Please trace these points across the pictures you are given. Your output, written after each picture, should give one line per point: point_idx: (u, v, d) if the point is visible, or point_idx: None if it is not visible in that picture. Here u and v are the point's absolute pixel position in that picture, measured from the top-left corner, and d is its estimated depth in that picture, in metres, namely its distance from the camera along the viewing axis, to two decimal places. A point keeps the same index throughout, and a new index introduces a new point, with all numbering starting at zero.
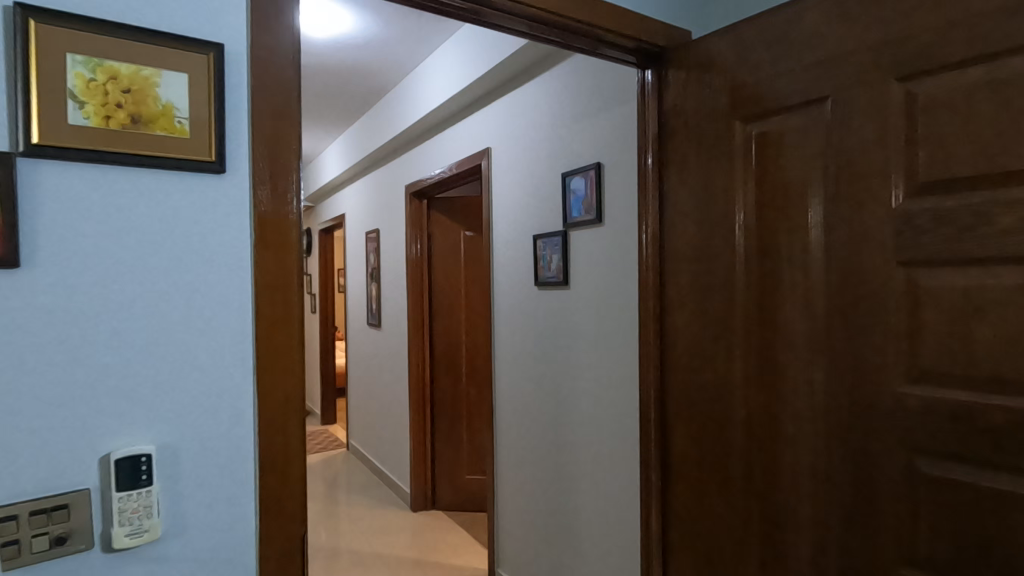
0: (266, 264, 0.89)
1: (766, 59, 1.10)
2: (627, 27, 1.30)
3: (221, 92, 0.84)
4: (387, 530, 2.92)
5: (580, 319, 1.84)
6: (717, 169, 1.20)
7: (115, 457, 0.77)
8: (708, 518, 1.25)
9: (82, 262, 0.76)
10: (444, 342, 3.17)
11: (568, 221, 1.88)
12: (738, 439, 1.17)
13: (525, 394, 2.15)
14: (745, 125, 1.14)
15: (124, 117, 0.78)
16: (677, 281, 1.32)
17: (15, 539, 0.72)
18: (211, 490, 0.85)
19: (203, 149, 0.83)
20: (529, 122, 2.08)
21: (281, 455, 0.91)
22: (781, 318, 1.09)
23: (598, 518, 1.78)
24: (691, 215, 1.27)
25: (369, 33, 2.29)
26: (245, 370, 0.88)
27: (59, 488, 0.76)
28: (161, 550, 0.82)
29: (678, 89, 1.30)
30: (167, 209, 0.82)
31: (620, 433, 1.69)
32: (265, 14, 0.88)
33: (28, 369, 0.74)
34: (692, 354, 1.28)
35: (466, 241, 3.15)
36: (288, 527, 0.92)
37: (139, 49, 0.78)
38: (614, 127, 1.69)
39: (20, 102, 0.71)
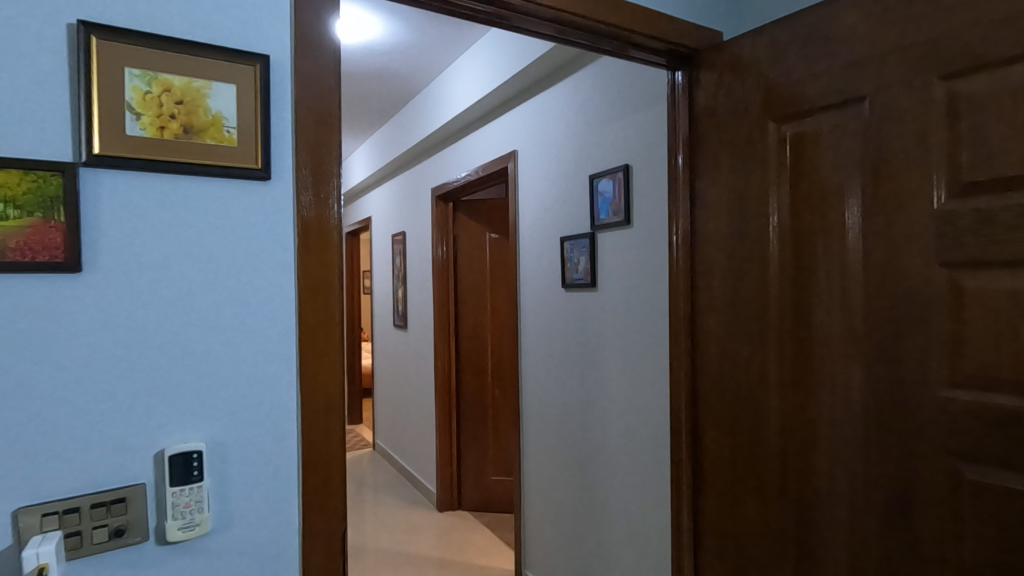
0: (308, 267, 0.92)
1: (801, 60, 1.09)
2: (657, 29, 1.30)
3: (267, 101, 0.87)
4: (413, 530, 2.95)
5: (608, 320, 1.85)
6: (750, 170, 1.19)
7: (170, 453, 0.81)
8: (741, 522, 1.24)
9: (138, 266, 0.80)
10: (469, 344, 3.19)
11: (596, 223, 1.88)
12: (772, 442, 1.16)
13: (552, 395, 2.15)
14: (779, 126, 1.14)
15: (177, 127, 0.81)
16: (709, 283, 1.31)
17: (78, 529, 0.76)
18: (258, 486, 0.88)
19: (250, 156, 0.86)
20: (556, 124, 2.09)
21: (323, 453, 0.93)
22: (817, 320, 1.08)
23: (627, 520, 1.78)
24: (723, 215, 1.27)
25: (398, 39, 2.33)
26: (289, 371, 0.91)
27: (117, 482, 0.79)
28: (211, 544, 0.85)
29: (710, 90, 1.29)
30: (218, 215, 0.85)
31: (649, 435, 1.68)
32: (307, 24, 0.91)
33: (90, 367, 0.78)
34: (725, 356, 1.27)
35: (491, 243, 3.18)
36: (329, 522, 0.94)
37: (191, 62, 0.82)
38: (642, 129, 1.68)
39: (82, 115, 0.75)
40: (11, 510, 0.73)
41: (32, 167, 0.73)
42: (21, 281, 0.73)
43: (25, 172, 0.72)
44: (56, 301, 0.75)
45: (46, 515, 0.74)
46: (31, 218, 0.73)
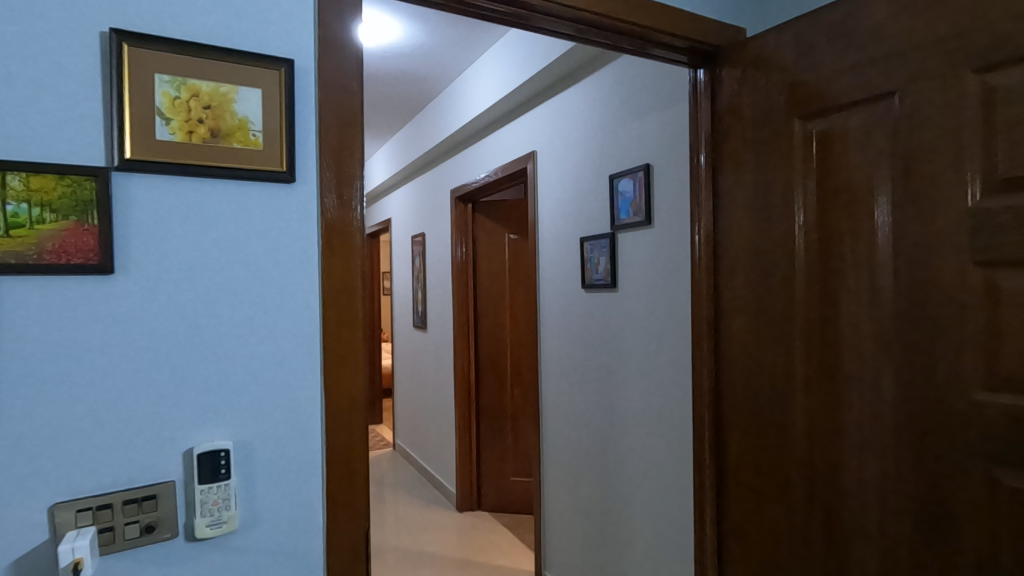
0: (331, 268, 0.93)
1: (827, 55, 1.07)
2: (679, 26, 1.29)
3: (292, 105, 0.88)
4: (433, 530, 2.96)
5: (628, 320, 1.83)
6: (775, 168, 1.17)
7: (198, 451, 0.82)
8: (766, 525, 1.22)
9: (168, 267, 0.82)
10: (489, 345, 3.20)
11: (616, 223, 1.87)
12: (798, 445, 1.14)
13: (572, 396, 2.14)
14: (805, 123, 1.12)
15: (205, 131, 0.83)
16: (733, 284, 1.29)
17: (110, 525, 0.78)
18: (283, 484, 0.89)
19: (275, 159, 0.87)
20: (575, 124, 2.09)
21: (346, 452, 0.94)
22: (845, 320, 1.06)
23: (648, 522, 1.76)
24: (747, 215, 1.25)
25: (418, 41, 2.35)
26: (313, 371, 0.92)
27: (148, 479, 0.81)
28: (238, 541, 0.86)
29: (733, 88, 1.28)
30: (244, 217, 0.86)
31: (671, 437, 1.66)
32: (330, 29, 0.92)
33: (123, 365, 0.79)
34: (749, 357, 1.25)
35: (510, 243, 3.19)
36: (353, 522, 0.95)
37: (218, 67, 0.83)
38: (662, 128, 1.67)
39: (115, 121, 0.77)
40: (48, 505, 0.75)
41: (67, 171, 0.75)
42: (57, 283, 0.75)
43: (60, 177, 0.75)
44: (91, 301, 0.77)
45: (81, 511, 0.76)
46: (66, 221, 0.75)
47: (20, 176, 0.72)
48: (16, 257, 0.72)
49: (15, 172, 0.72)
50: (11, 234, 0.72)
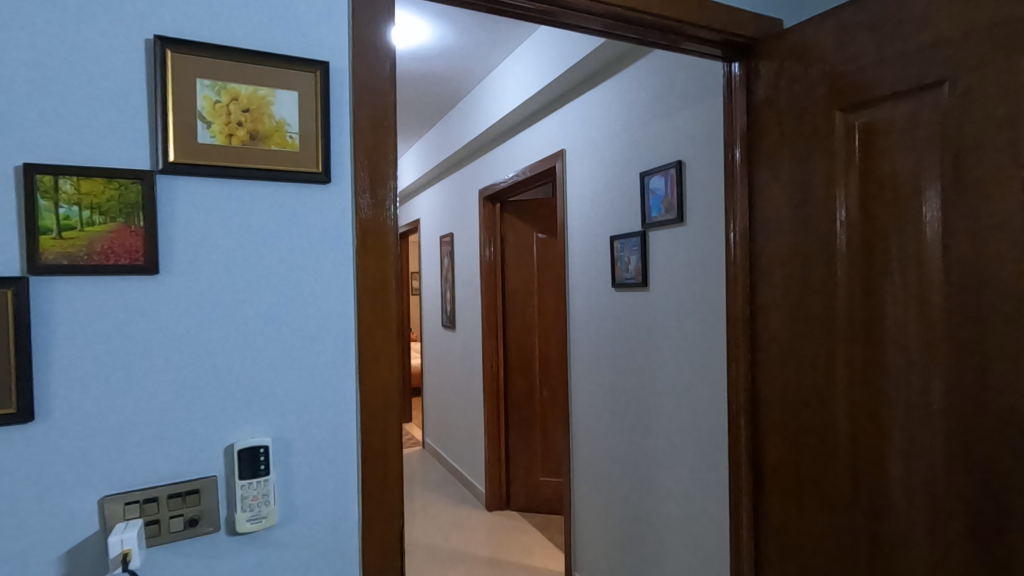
0: (366, 268, 0.93)
1: (870, 44, 1.03)
2: (713, 19, 1.26)
3: (327, 106, 0.89)
4: (463, 528, 2.97)
5: (660, 320, 1.81)
6: (814, 162, 1.14)
7: (239, 447, 0.84)
8: (807, 531, 1.19)
9: (211, 267, 0.84)
10: (517, 344, 3.20)
11: (647, 221, 1.84)
12: (841, 449, 1.10)
13: (602, 396, 2.12)
14: (847, 115, 1.08)
15: (244, 134, 0.84)
16: (770, 282, 1.26)
17: (156, 518, 0.80)
18: (320, 481, 0.91)
19: (311, 161, 0.88)
20: (605, 122, 2.07)
21: (381, 450, 0.95)
22: (891, 319, 1.02)
23: (682, 524, 1.73)
24: (785, 211, 1.21)
25: (446, 42, 2.36)
26: (348, 370, 0.93)
27: (192, 474, 0.83)
28: (277, 536, 0.88)
29: (770, 80, 1.24)
30: (281, 218, 0.88)
31: (705, 438, 1.63)
32: (364, 31, 0.93)
33: (169, 361, 0.82)
34: (788, 358, 1.22)
35: (538, 243, 3.18)
36: (388, 520, 0.95)
37: (256, 71, 0.85)
38: (695, 123, 1.64)
39: (159, 125, 0.79)
40: (99, 497, 0.78)
41: (115, 175, 0.77)
42: (106, 282, 0.78)
43: (108, 180, 0.77)
44: (138, 300, 0.80)
45: (128, 503, 0.79)
46: (114, 223, 0.77)
47: (71, 180, 0.75)
48: (68, 257, 0.75)
49: (67, 176, 0.75)
50: (63, 236, 0.75)
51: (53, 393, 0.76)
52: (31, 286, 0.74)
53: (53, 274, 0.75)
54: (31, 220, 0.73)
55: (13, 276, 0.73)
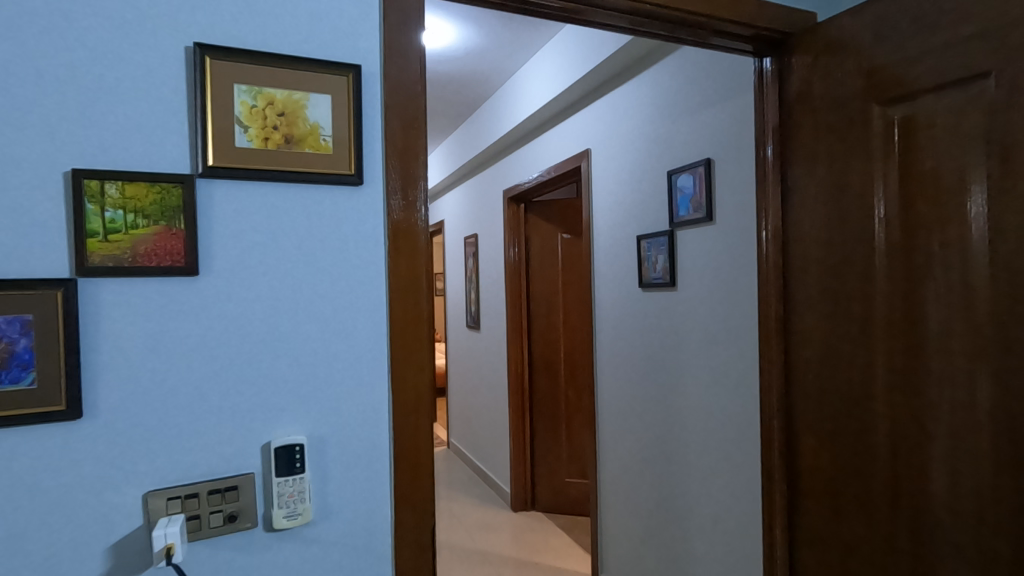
0: (398, 268, 0.94)
1: (910, 36, 1.00)
2: (744, 14, 1.24)
3: (360, 109, 0.90)
4: (489, 528, 2.98)
5: (689, 320, 1.78)
6: (851, 157, 1.11)
7: (276, 445, 0.86)
8: (844, 536, 1.15)
9: (248, 267, 0.86)
10: (542, 345, 3.19)
11: (675, 219, 1.82)
12: (880, 453, 1.07)
13: (629, 396, 2.11)
14: (885, 109, 1.05)
15: (279, 137, 0.86)
16: (805, 281, 1.23)
17: (197, 514, 0.82)
18: (354, 478, 0.92)
19: (344, 163, 0.90)
20: (631, 121, 2.05)
21: (413, 450, 0.95)
22: (934, 319, 0.99)
23: (711, 526, 1.71)
24: (819, 207, 1.18)
25: (471, 44, 2.37)
26: (381, 370, 0.94)
27: (230, 471, 0.85)
28: (312, 533, 0.89)
29: (804, 75, 1.22)
30: (316, 219, 0.89)
31: (736, 440, 1.60)
32: (395, 35, 0.94)
33: (211, 359, 0.84)
34: (824, 358, 1.19)
35: (563, 243, 3.17)
36: (420, 519, 0.96)
37: (291, 76, 0.86)
38: (724, 120, 1.61)
39: (199, 130, 0.81)
40: (143, 492, 0.81)
41: (157, 179, 0.80)
42: (149, 283, 0.80)
43: (151, 184, 0.79)
44: (180, 300, 0.82)
45: (171, 499, 0.81)
46: (156, 225, 0.80)
47: (116, 184, 0.78)
48: (114, 259, 0.78)
49: (112, 181, 0.78)
50: (109, 239, 0.77)
51: (100, 391, 0.79)
52: (79, 287, 0.77)
53: (100, 276, 0.77)
54: (79, 224, 0.76)
55: (62, 278, 0.76)
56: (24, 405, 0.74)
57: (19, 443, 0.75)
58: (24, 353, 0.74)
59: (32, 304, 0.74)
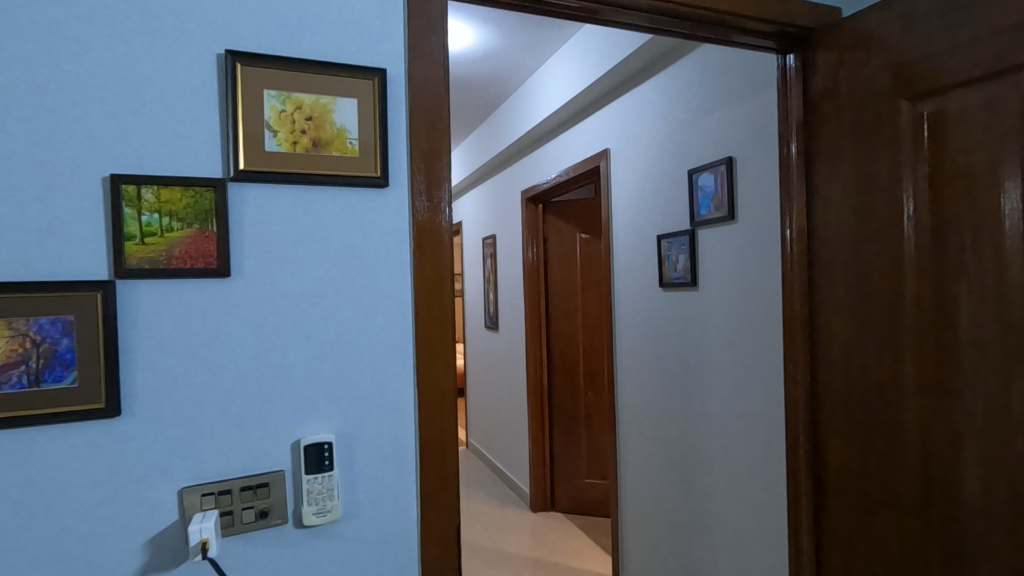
0: (423, 269, 0.95)
1: (940, 29, 0.98)
2: (767, 10, 1.23)
3: (385, 112, 0.92)
4: (509, 529, 2.99)
5: (711, 319, 1.77)
6: (878, 154, 1.09)
7: (305, 443, 0.87)
8: (873, 538, 1.14)
9: (278, 266, 0.87)
10: (561, 345, 3.19)
11: (695, 219, 1.81)
12: (910, 454, 1.05)
13: (650, 396, 2.10)
14: (914, 104, 1.03)
15: (308, 141, 0.88)
16: (831, 279, 1.21)
17: (230, 510, 0.84)
18: (380, 476, 0.93)
19: (370, 166, 0.91)
20: (651, 120, 2.04)
21: (438, 448, 0.96)
22: (966, 317, 0.96)
23: (735, 527, 1.69)
24: (846, 204, 1.17)
25: (489, 46, 2.39)
26: (407, 370, 0.95)
27: (261, 468, 0.87)
28: (341, 530, 0.91)
29: (829, 71, 1.20)
30: (343, 221, 0.91)
31: (760, 440, 1.58)
32: (419, 39, 0.95)
33: (243, 358, 0.86)
34: (850, 357, 1.17)
35: (582, 243, 3.17)
36: (446, 517, 0.97)
37: (318, 80, 0.88)
38: (745, 119, 1.60)
39: (230, 135, 0.83)
40: (178, 488, 0.83)
41: (191, 183, 0.82)
42: (183, 284, 0.83)
43: (185, 189, 0.82)
44: (213, 300, 0.84)
45: (205, 495, 0.83)
46: (190, 229, 0.82)
47: (152, 189, 0.80)
48: (150, 262, 0.80)
49: (148, 186, 0.80)
50: (145, 242, 0.80)
51: (138, 389, 0.81)
52: (117, 289, 0.80)
53: (137, 278, 0.80)
54: (117, 228, 0.78)
55: (101, 280, 0.78)
56: (66, 403, 0.77)
57: (62, 440, 0.77)
58: (65, 352, 0.76)
59: (73, 305, 0.77)
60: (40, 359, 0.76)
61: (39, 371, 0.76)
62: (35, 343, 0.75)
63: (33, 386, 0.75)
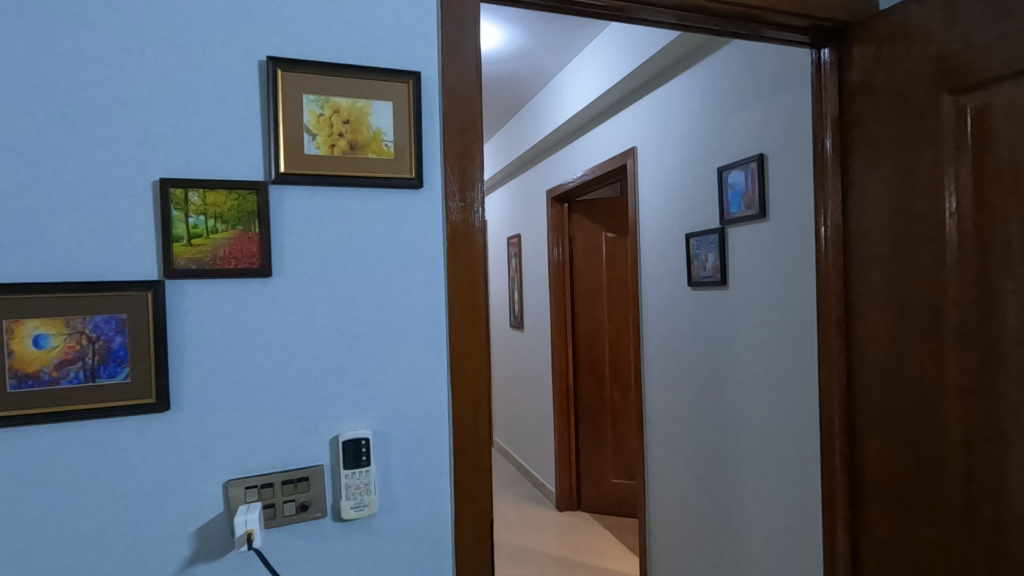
0: (456, 268, 0.96)
1: (983, 21, 0.95)
2: (800, 5, 1.20)
3: (419, 115, 0.93)
4: (535, 527, 3.00)
5: (741, 318, 1.75)
6: (917, 149, 1.06)
7: (343, 439, 0.89)
8: (912, 542, 1.11)
9: (318, 267, 0.90)
10: (586, 345, 3.18)
11: (725, 217, 1.79)
12: (952, 458, 1.03)
13: (678, 395, 2.08)
14: (956, 98, 1.00)
15: (345, 144, 0.89)
16: (867, 276, 1.19)
17: (272, 502, 0.87)
18: (415, 472, 0.95)
19: (405, 167, 0.93)
20: (679, 118, 2.02)
21: (472, 446, 0.97)
22: (1012, 317, 0.93)
23: (766, 529, 1.67)
24: (883, 201, 1.14)
25: (516, 45, 2.40)
26: (440, 367, 0.96)
27: (301, 462, 0.89)
28: (377, 524, 0.93)
29: (866, 64, 1.18)
30: (378, 221, 0.92)
31: (793, 441, 1.56)
32: (452, 42, 0.96)
33: (284, 357, 0.89)
34: (888, 355, 1.15)
35: (608, 242, 3.16)
36: (479, 512, 0.98)
37: (355, 85, 0.90)
38: (777, 115, 1.57)
39: (272, 139, 0.86)
40: (223, 481, 0.86)
41: (234, 186, 0.85)
42: (226, 285, 0.86)
43: (229, 192, 0.85)
44: (255, 299, 0.87)
45: (248, 487, 0.86)
46: (234, 230, 0.85)
47: (198, 192, 0.83)
48: (196, 262, 0.83)
49: (195, 189, 0.83)
50: (192, 243, 0.83)
51: (185, 385, 0.84)
52: (166, 288, 0.83)
53: (184, 277, 0.83)
54: (166, 230, 0.81)
55: (151, 280, 0.82)
56: (119, 398, 0.80)
57: (115, 433, 0.81)
58: (119, 349, 0.80)
59: (125, 304, 0.80)
60: (95, 356, 0.79)
61: (94, 367, 0.79)
62: (91, 340, 0.79)
63: (89, 381, 0.79)
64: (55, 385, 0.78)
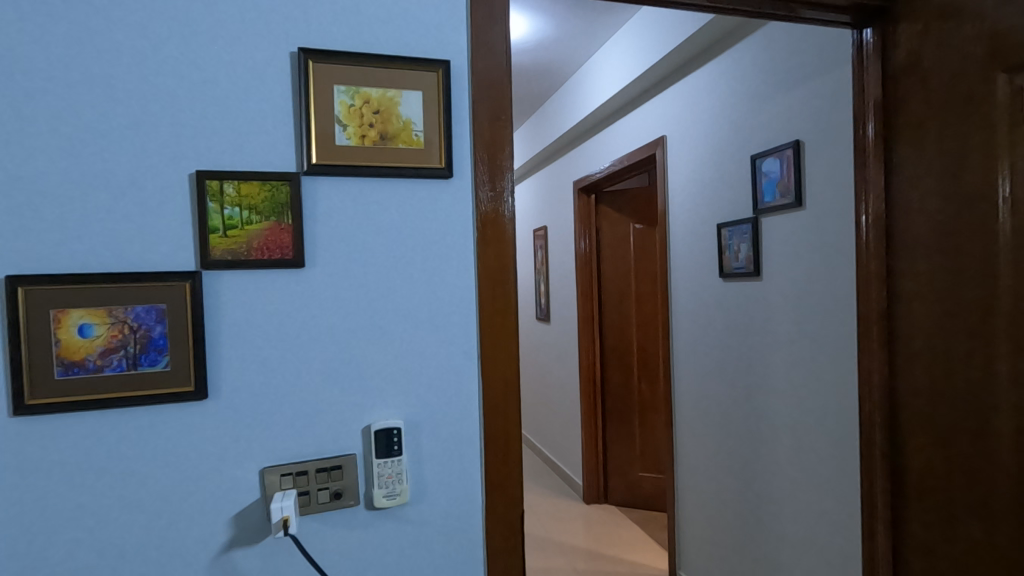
0: (486, 259, 0.96)
1: None
2: None
3: (449, 105, 0.93)
4: (561, 519, 3.00)
5: (775, 310, 1.71)
6: (968, 132, 1.00)
7: (375, 428, 0.90)
8: (959, 543, 1.06)
9: (350, 257, 0.90)
10: (614, 337, 3.15)
11: (759, 206, 1.75)
12: (1002, 457, 0.97)
13: (709, 388, 2.05)
14: (1011, 77, 0.94)
15: (375, 135, 0.90)
16: (913, 265, 1.14)
17: (307, 490, 0.88)
18: (446, 462, 0.95)
19: (435, 157, 0.92)
20: (711, 105, 1.97)
21: (503, 436, 0.97)
22: None
23: (800, 525, 1.64)
24: (931, 187, 1.09)
25: (543, 34, 2.37)
26: (470, 359, 0.96)
27: (334, 451, 0.90)
28: (408, 512, 0.94)
29: (913, 45, 1.12)
30: (408, 212, 0.92)
31: (830, 435, 1.51)
32: (480, 31, 0.95)
33: (318, 347, 0.89)
34: (934, 348, 1.10)
35: (636, 233, 3.12)
36: (509, 503, 0.98)
37: (384, 74, 0.90)
38: (815, 99, 1.52)
39: (303, 130, 0.86)
40: (260, 468, 0.87)
41: (268, 178, 0.86)
42: (261, 276, 0.87)
43: (263, 183, 0.85)
44: (288, 289, 0.88)
45: (284, 475, 0.87)
46: (267, 222, 0.86)
47: (233, 184, 0.84)
48: (231, 253, 0.84)
49: (230, 181, 0.84)
50: (227, 235, 0.84)
51: (222, 374, 0.86)
52: (203, 279, 0.84)
53: (220, 269, 0.84)
54: (202, 222, 0.83)
55: (189, 271, 0.83)
56: (159, 386, 0.82)
57: (156, 420, 0.83)
58: (159, 338, 0.82)
59: (164, 294, 0.82)
60: (137, 345, 0.81)
61: (136, 356, 0.81)
62: (133, 330, 0.81)
63: (131, 369, 0.81)
64: (99, 373, 0.80)
